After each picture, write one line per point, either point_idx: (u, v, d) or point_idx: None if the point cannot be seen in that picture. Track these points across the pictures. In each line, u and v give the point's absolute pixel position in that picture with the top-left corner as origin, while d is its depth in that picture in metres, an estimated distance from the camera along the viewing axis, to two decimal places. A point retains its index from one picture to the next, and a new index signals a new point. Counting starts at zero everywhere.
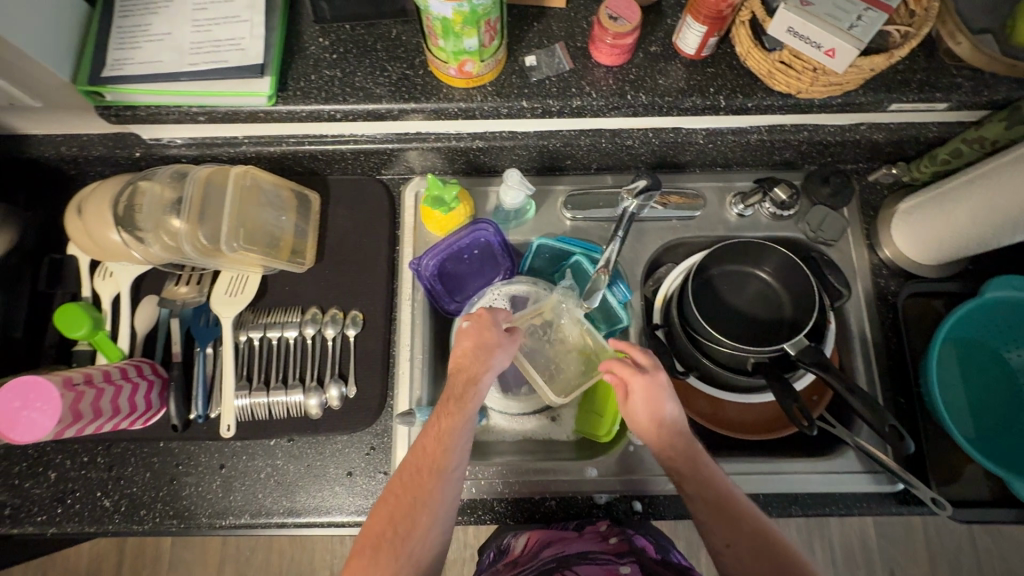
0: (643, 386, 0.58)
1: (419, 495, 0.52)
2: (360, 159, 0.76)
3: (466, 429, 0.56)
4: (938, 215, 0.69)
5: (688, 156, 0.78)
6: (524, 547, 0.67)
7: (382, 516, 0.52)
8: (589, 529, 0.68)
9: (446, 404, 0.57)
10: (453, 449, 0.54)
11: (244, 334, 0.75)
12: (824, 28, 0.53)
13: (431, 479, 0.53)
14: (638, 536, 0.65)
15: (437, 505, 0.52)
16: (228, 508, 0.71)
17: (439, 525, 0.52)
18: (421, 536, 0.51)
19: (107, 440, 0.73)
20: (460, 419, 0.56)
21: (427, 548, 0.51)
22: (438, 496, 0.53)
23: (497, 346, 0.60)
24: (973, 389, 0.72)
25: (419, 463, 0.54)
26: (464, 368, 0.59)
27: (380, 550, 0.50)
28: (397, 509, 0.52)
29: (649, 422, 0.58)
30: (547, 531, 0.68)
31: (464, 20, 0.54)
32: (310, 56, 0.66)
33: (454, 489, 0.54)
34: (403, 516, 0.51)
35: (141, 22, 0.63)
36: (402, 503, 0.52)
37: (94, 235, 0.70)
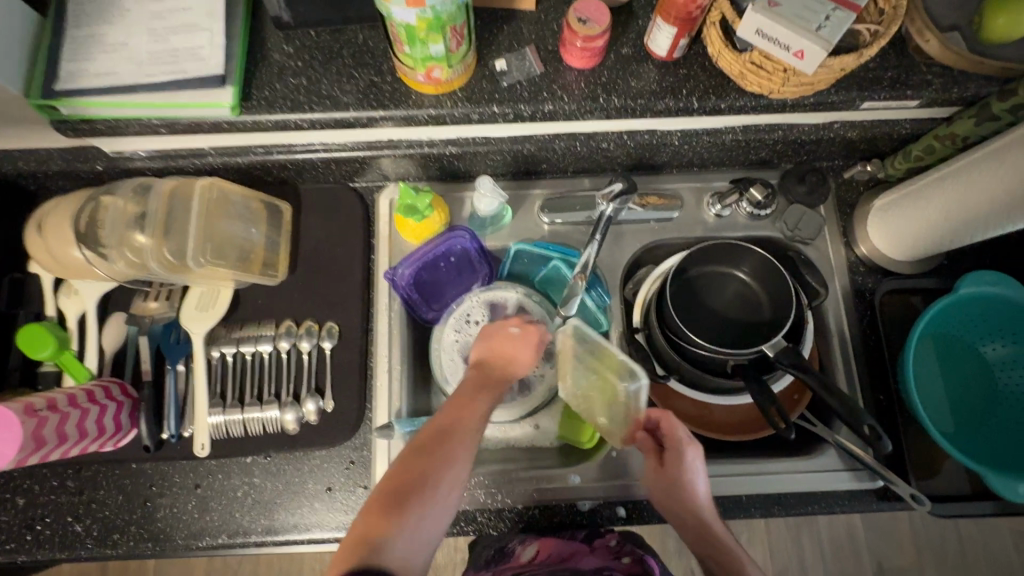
0: (680, 460, 0.60)
1: (440, 449, 0.53)
2: (331, 167, 0.75)
3: (484, 405, 0.59)
4: (913, 211, 0.69)
5: (664, 157, 0.78)
6: (533, 557, 0.66)
7: (404, 467, 0.52)
8: (599, 542, 0.67)
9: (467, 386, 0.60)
10: (473, 417, 0.57)
11: (217, 349, 0.73)
12: (792, 31, 0.52)
13: (453, 438, 0.54)
14: (650, 556, 0.65)
15: (457, 461, 0.53)
16: (205, 529, 0.69)
17: (457, 482, 0.53)
18: (441, 487, 0.51)
19: (77, 464, 0.71)
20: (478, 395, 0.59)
21: (444, 502, 0.51)
22: (458, 454, 0.54)
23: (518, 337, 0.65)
24: (948, 383, 0.72)
25: (443, 425, 0.55)
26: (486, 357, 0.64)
27: (400, 496, 0.50)
28: (416, 461, 0.52)
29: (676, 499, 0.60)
30: (557, 542, 0.68)
31: (428, 26, 0.53)
32: (274, 64, 0.64)
33: (472, 453, 0.55)
34: (424, 467, 0.52)
35: (96, 32, 0.61)
36: (424, 456, 0.53)
37: (55, 253, 0.68)
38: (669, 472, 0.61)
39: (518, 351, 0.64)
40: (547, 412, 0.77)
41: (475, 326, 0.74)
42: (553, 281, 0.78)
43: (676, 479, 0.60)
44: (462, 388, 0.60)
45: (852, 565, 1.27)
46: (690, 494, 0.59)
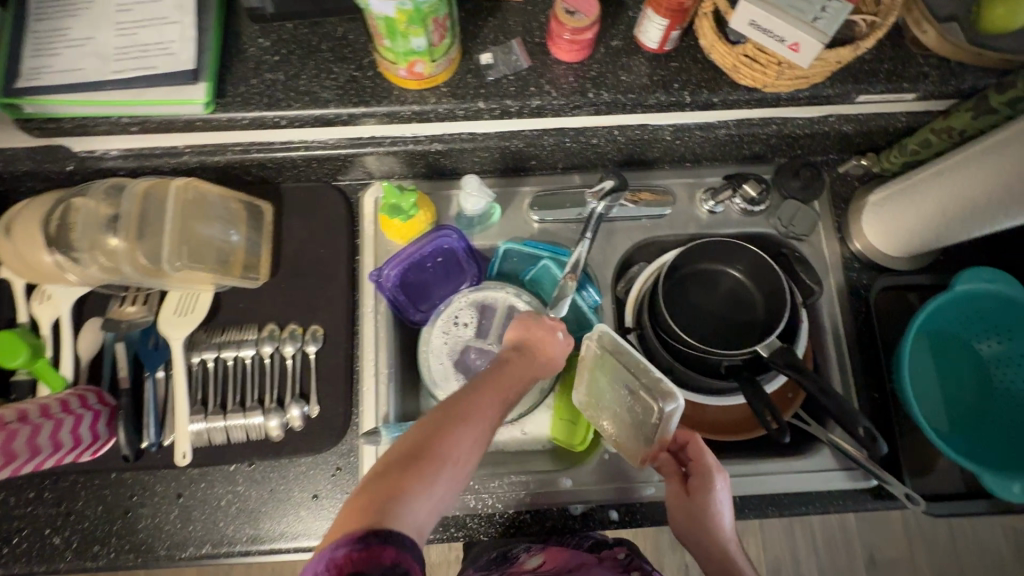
0: (707, 487, 0.58)
1: (470, 416, 0.49)
2: (313, 165, 0.72)
3: (512, 386, 0.55)
4: (908, 207, 0.68)
5: (656, 152, 0.76)
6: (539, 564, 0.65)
7: (430, 427, 0.48)
8: (606, 555, 0.67)
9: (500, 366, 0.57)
10: (502, 393, 0.54)
11: (197, 355, 0.71)
12: (787, 22, 0.50)
13: (483, 408, 0.51)
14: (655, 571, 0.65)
15: (483, 432, 0.50)
16: (188, 539, 0.67)
17: (478, 453, 0.49)
18: (467, 455, 0.48)
19: (54, 474, 0.68)
20: (508, 374, 0.56)
21: (465, 470, 0.48)
22: (485, 425, 0.50)
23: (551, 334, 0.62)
24: (943, 381, 0.71)
25: (473, 394, 0.52)
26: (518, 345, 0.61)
27: (427, 457, 0.46)
28: (444, 423, 0.48)
29: (698, 525, 0.57)
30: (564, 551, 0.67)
31: (409, 19, 0.51)
32: (249, 58, 0.61)
33: (495, 427, 0.51)
34: (453, 430, 0.48)
35: (60, 25, 0.58)
36: (455, 418, 0.49)
37: (22, 255, 0.65)
38: (695, 498, 0.58)
39: (549, 350, 0.62)
40: (536, 415, 0.76)
41: (463, 328, 0.73)
42: (544, 281, 0.76)
43: (702, 506, 0.57)
44: (491, 367, 0.56)
45: (845, 557, 1.27)
46: (714, 525, 0.56)
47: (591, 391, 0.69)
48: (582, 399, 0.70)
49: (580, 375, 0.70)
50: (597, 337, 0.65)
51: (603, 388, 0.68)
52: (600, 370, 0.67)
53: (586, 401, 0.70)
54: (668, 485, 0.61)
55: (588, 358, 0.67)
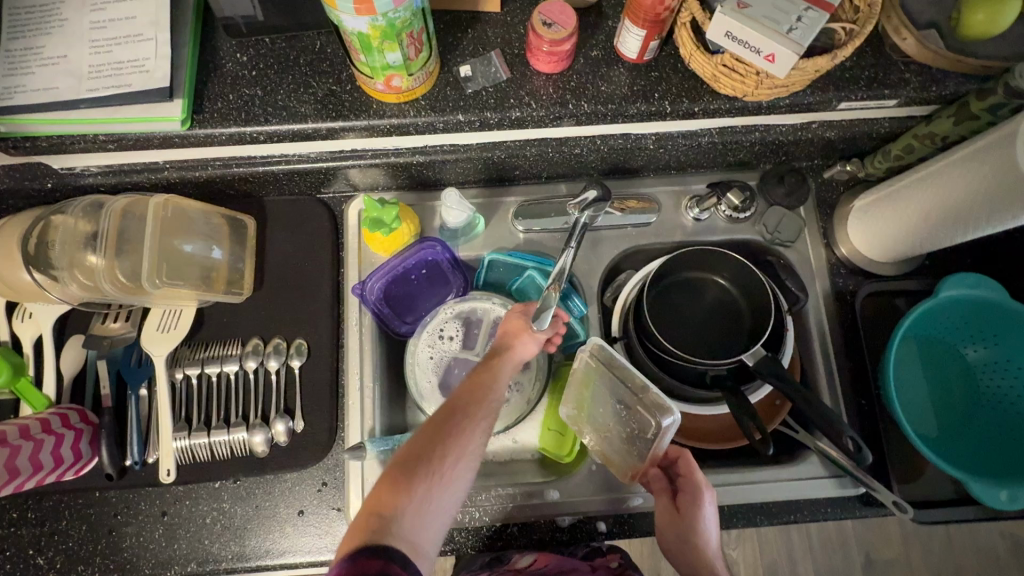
0: (696, 502, 0.56)
1: (450, 430, 0.51)
2: (295, 179, 0.72)
3: (495, 393, 0.56)
4: (893, 211, 0.68)
5: (640, 160, 0.75)
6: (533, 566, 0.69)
7: (414, 444, 0.50)
8: (598, 563, 0.72)
9: (483, 368, 0.58)
10: (485, 401, 0.55)
11: (181, 371, 0.70)
12: (762, 34, 0.50)
13: (462, 420, 0.52)
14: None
15: (468, 442, 0.51)
16: (173, 557, 0.67)
17: (467, 463, 0.51)
18: (453, 466, 0.50)
19: (37, 494, 0.68)
20: (489, 383, 0.56)
21: (454, 481, 0.49)
22: (469, 435, 0.52)
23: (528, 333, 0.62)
24: (930, 387, 0.71)
25: (453, 409, 0.53)
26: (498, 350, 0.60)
27: (410, 473, 0.48)
28: (426, 440, 0.50)
29: (682, 542, 0.55)
30: (559, 557, 0.70)
31: (382, 34, 0.50)
32: (227, 73, 0.61)
33: (483, 433, 0.53)
34: (435, 446, 0.50)
35: (33, 44, 0.57)
36: (437, 432, 0.51)
37: (4, 276, 0.65)
38: (683, 513, 0.56)
39: (523, 347, 0.61)
40: (524, 425, 0.76)
41: (449, 341, 0.72)
42: (529, 291, 0.76)
43: (689, 523, 0.56)
44: (476, 374, 0.57)
45: (841, 559, 1.27)
46: (701, 543, 0.54)
47: (584, 401, 0.70)
48: (574, 410, 0.71)
49: (573, 386, 0.71)
50: (590, 349, 0.67)
51: (595, 398, 0.70)
52: (594, 382, 0.69)
53: (578, 411, 0.71)
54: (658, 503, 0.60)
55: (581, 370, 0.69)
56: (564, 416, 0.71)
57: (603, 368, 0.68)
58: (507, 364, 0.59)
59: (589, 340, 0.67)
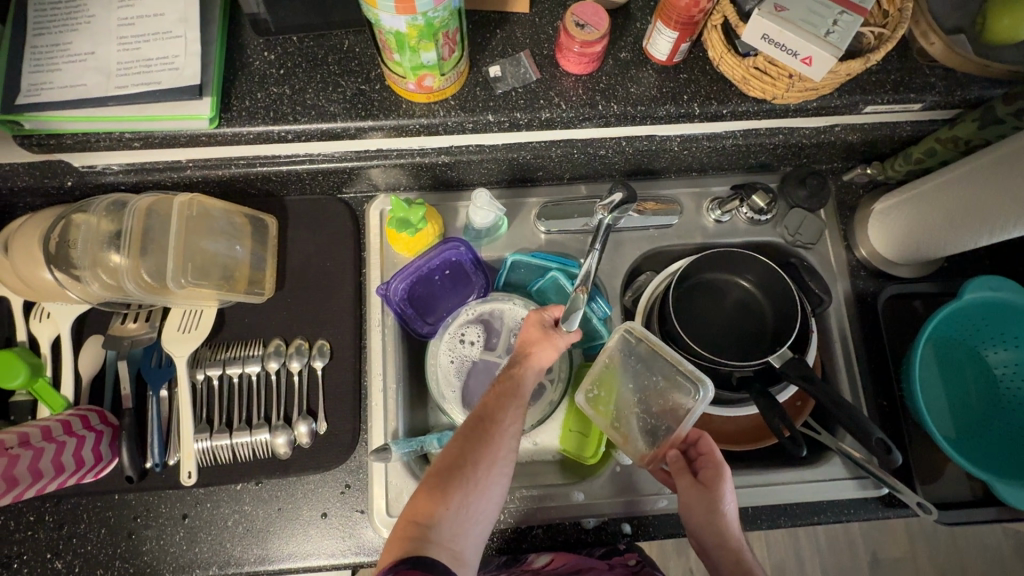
0: (721, 476, 0.55)
1: (481, 439, 0.51)
2: (318, 178, 0.71)
3: (523, 398, 0.55)
4: (915, 214, 0.68)
5: (663, 162, 0.75)
6: (547, 564, 0.67)
7: (446, 454, 0.51)
8: (616, 562, 0.69)
9: (509, 369, 0.57)
10: (514, 405, 0.54)
11: (202, 372, 0.70)
12: (800, 36, 0.50)
13: (492, 429, 0.52)
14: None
15: (499, 451, 0.51)
16: (194, 561, 0.66)
17: (500, 469, 0.51)
18: (486, 474, 0.50)
19: (54, 497, 0.67)
20: (517, 387, 0.55)
21: (489, 488, 0.50)
22: (500, 443, 0.51)
23: (554, 338, 0.59)
24: (952, 388, 0.72)
25: (483, 416, 0.53)
26: (521, 348, 0.59)
27: (446, 483, 0.49)
28: (458, 449, 0.51)
29: (707, 519, 0.52)
30: (574, 556, 0.68)
31: (419, 33, 0.50)
32: (254, 72, 0.60)
33: (513, 437, 0.53)
34: (468, 455, 0.50)
35: (61, 40, 0.56)
36: (469, 441, 0.51)
37: (23, 275, 0.64)
38: (708, 488, 0.54)
39: (547, 352, 0.58)
40: (545, 427, 0.75)
41: (470, 346, 0.72)
42: (550, 292, 0.76)
43: (714, 497, 0.53)
44: (502, 375, 0.56)
45: (848, 558, 1.27)
46: (724, 518, 0.52)
47: (604, 388, 0.70)
48: (590, 399, 0.69)
49: (594, 374, 0.70)
50: (619, 336, 0.69)
51: (617, 384, 0.69)
52: (616, 367, 0.70)
53: (596, 400, 0.69)
54: (676, 479, 0.57)
55: (604, 355, 0.70)
56: (579, 404, 0.69)
57: (630, 347, 0.69)
58: (532, 371, 0.57)
59: (616, 330, 0.69)
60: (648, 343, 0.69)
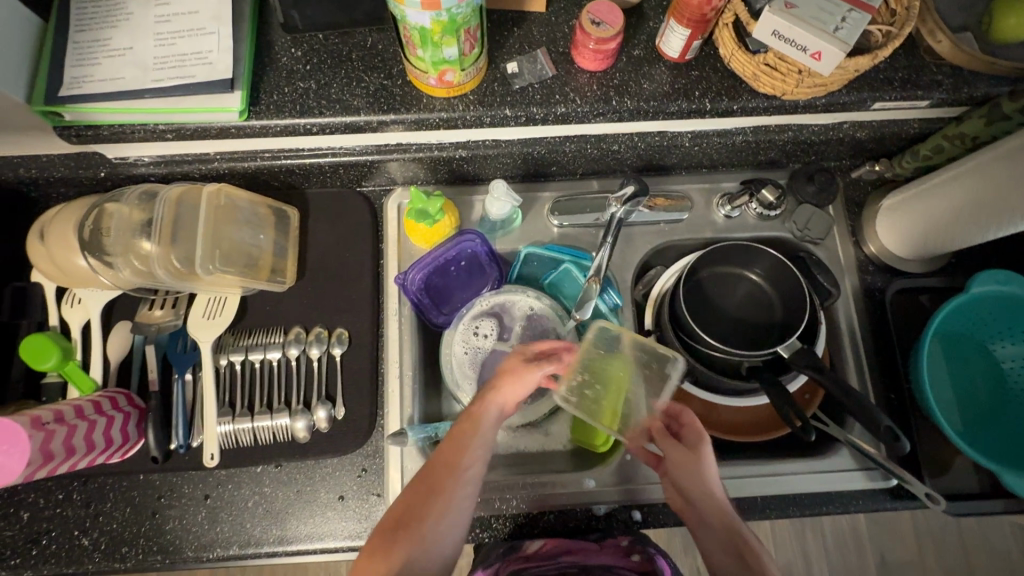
0: (704, 440, 0.60)
1: (435, 489, 0.55)
2: (339, 171, 0.74)
3: (483, 441, 0.59)
4: (922, 209, 0.69)
5: (674, 158, 0.77)
6: (540, 549, 0.68)
7: (399, 506, 0.55)
8: (609, 541, 0.69)
9: (466, 415, 0.61)
10: (468, 452, 0.58)
11: (225, 357, 0.72)
12: (810, 32, 0.52)
13: (447, 477, 0.56)
14: (660, 555, 0.67)
15: (451, 499, 0.55)
16: (215, 540, 0.68)
17: (450, 518, 0.54)
18: (432, 523, 0.53)
19: (82, 476, 0.69)
20: (475, 430, 0.59)
21: (438, 537, 0.53)
22: (450, 491, 0.55)
23: (520, 372, 0.62)
24: (961, 382, 0.73)
25: (437, 463, 0.57)
26: (485, 387, 0.62)
27: (395, 535, 0.52)
28: (412, 501, 0.55)
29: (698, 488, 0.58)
30: (567, 537, 0.69)
31: (442, 29, 0.52)
32: (282, 67, 0.63)
33: (466, 484, 0.56)
34: (416, 509, 0.54)
35: (100, 36, 0.59)
36: (420, 493, 0.55)
37: (58, 261, 0.67)
38: (695, 452, 0.59)
39: (510, 390, 0.61)
40: (555, 418, 0.78)
41: (484, 338, 0.73)
42: (563, 286, 0.78)
43: (700, 462, 0.58)
44: (461, 421, 0.60)
45: (857, 560, 1.27)
46: (709, 480, 0.58)
47: (588, 382, 0.63)
48: (575, 397, 0.62)
49: (579, 366, 0.64)
50: (598, 328, 0.66)
51: (602, 376, 0.64)
52: (598, 357, 0.65)
53: (580, 397, 0.62)
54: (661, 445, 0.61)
55: (586, 347, 0.65)
56: (562, 405, 0.62)
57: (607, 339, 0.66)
58: (494, 407, 0.60)
59: (590, 325, 0.67)
60: (629, 334, 0.67)
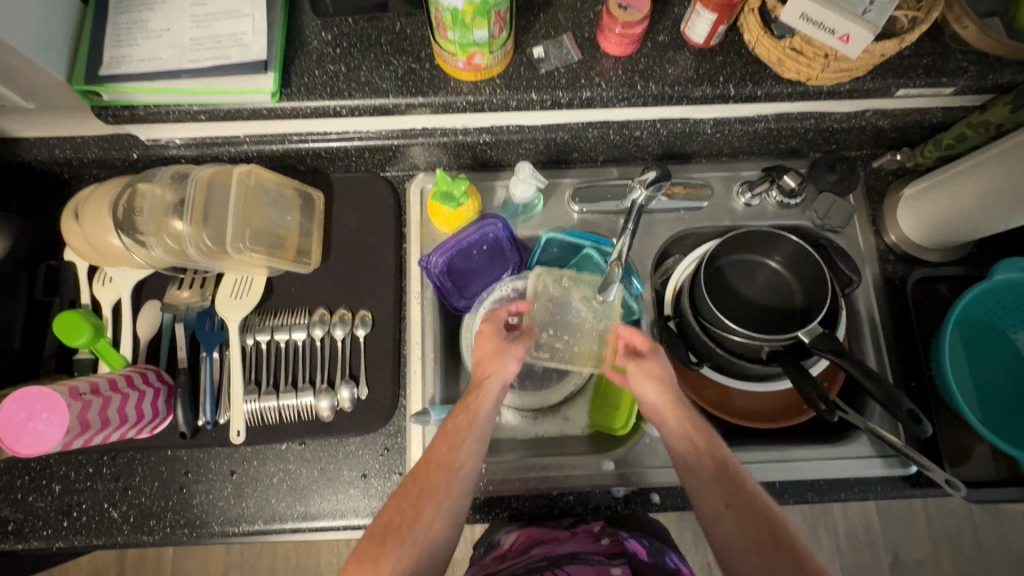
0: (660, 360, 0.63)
1: (428, 489, 0.55)
2: (364, 156, 0.75)
3: (477, 434, 0.59)
4: (945, 197, 0.69)
5: (695, 146, 0.78)
6: (513, 543, 0.67)
7: (389, 509, 0.55)
8: (581, 528, 0.68)
9: (456, 409, 0.61)
10: (459, 442, 0.58)
11: (251, 337, 0.74)
12: (839, 15, 0.52)
13: (440, 476, 0.56)
14: (631, 539, 0.65)
15: (445, 500, 0.55)
16: (241, 515, 0.69)
17: (445, 514, 0.54)
18: (427, 522, 0.53)
19: (112, 450, 0.71)
20: (469, 424, 0.59)
21: (434, 533, 0.53)
22: (442, 488, 0.55)
23: (507, 352, 0.63)
24: (982, 371, 0.73)
25: (430, 459, 0.57)
26: (475, 375, 0.63)
27: (386, 538, 0.52)
28: (405, 502, 0.55)
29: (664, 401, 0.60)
30: (538, 529, 0.69)
31: (474, 10, 0.53)
32: (312, 51, 0.64)
33: (460, 474, 0.56)
34: (409, 511, 0.54)
35: (139, 19, 0.61)
36: (413, 492, 0.55)
37: (92, 241, 0.68)
38: (652, 367, 0.62)
39: (499, 371, 0.62)
40: (574, 404, 0.79)
41: None
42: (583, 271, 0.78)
43: (656, 373, 0.62)
44: (453, 412, 0.61)
45: (869, 557, 1.26)
46: (670, 391, 0.61)
47: (552, 335, 0.71)
48: (547, 352, 0.70)
49: (539, 318, 0.71)
50: (538, 277, 0.72)
51: (562, 326, 0.71)
52: (553, 309, 0.72)
53: (553, 351, 0.70)
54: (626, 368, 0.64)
55: (536, 298, 0.72)
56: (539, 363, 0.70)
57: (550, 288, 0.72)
58: (489, 394, 0.61)
59: (532, 275, 0.72)
60: (566, 275, 0.73)
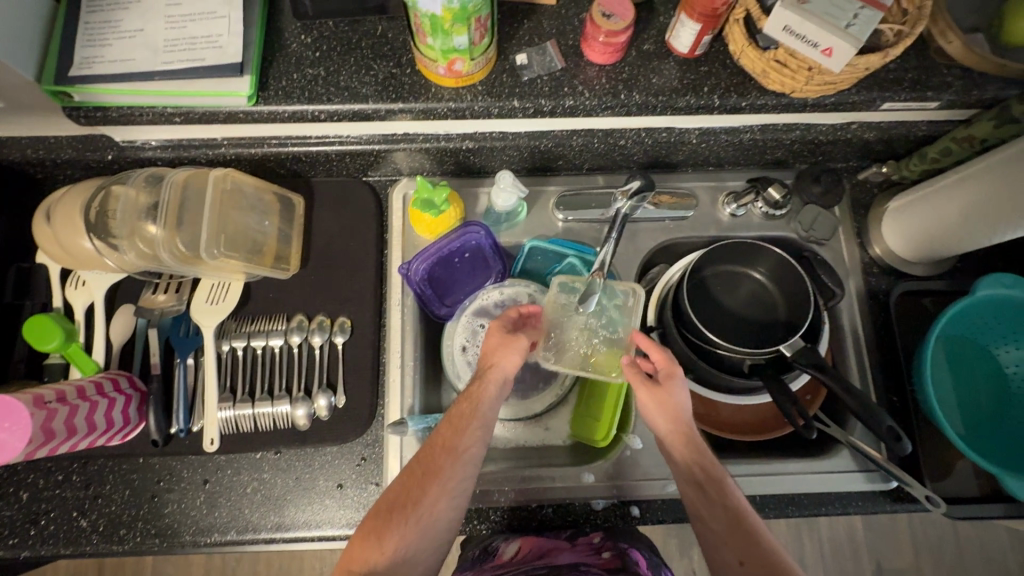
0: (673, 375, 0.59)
1: (431, 471, 0.53)
2: (345, 161, 0.74)
3: (483, 420, 0.56)
4: (931, 211, 0.69)
5: (681, 155, 0.77)
6: (515, 553, 0.66)
7: (391, 492, 0.53)
8: (581, 540, 0.68)
9: (461, 396, 0.58)
10: (467, 427, 0.55)
11: (227, 343, 0.72)
12: (823, 28, 0.52)
13: (444, 458, 0.53)
14: (634, 550, 0.65)
15: (449, 482, 0.53)
16: (213, 525, 0.68)
17: (450, 496, 0.52)
18: (432, 502, 0.52)
19: (82, 457, 0.69)
20: (474, 410, 0.56)
21: (438, 512, 0.52)
22: (449, 471, 0.53)
23: (512, 343, 0.60)
24: (962, 385, 0.72)
25: (434, 445, 0.55)
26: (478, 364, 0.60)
27: (391, 515, 0.51)
28: (411, 483, 0.53)
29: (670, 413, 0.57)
30: (539, 538, 0.68)
31: (453, 17, 0.52)
32: (291, 54, 0.63)
33: (466, 457, 0.54)
34: (414, 491, 0.52)
35: (113, 18, 0.60)
36: (415, 477, 0.53)
37: (63, 242, 0.67)
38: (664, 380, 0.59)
39: (504, 361, 0.59)
40: (556, 414, 0.78)
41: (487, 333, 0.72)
42: None
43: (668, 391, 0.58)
44: (458, 401, 0.58)
45: (852, 566, 1.26)
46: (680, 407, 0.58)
47: (560, 335, 0.67)
48: (553, 350, 0.66)
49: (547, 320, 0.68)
50: (558, 284, 0.69)
51: (569, 326, 0.68)
52: (565, 311, 0.68)
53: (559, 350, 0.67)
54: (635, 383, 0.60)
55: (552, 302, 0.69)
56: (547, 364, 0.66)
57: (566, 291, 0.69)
58: (494, 383, 0.58)
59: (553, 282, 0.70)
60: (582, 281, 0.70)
